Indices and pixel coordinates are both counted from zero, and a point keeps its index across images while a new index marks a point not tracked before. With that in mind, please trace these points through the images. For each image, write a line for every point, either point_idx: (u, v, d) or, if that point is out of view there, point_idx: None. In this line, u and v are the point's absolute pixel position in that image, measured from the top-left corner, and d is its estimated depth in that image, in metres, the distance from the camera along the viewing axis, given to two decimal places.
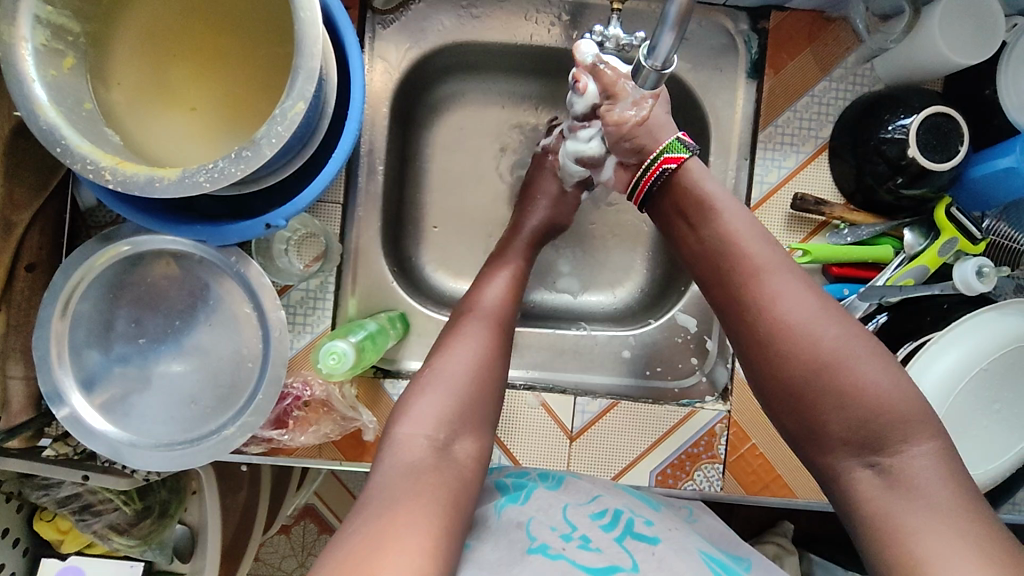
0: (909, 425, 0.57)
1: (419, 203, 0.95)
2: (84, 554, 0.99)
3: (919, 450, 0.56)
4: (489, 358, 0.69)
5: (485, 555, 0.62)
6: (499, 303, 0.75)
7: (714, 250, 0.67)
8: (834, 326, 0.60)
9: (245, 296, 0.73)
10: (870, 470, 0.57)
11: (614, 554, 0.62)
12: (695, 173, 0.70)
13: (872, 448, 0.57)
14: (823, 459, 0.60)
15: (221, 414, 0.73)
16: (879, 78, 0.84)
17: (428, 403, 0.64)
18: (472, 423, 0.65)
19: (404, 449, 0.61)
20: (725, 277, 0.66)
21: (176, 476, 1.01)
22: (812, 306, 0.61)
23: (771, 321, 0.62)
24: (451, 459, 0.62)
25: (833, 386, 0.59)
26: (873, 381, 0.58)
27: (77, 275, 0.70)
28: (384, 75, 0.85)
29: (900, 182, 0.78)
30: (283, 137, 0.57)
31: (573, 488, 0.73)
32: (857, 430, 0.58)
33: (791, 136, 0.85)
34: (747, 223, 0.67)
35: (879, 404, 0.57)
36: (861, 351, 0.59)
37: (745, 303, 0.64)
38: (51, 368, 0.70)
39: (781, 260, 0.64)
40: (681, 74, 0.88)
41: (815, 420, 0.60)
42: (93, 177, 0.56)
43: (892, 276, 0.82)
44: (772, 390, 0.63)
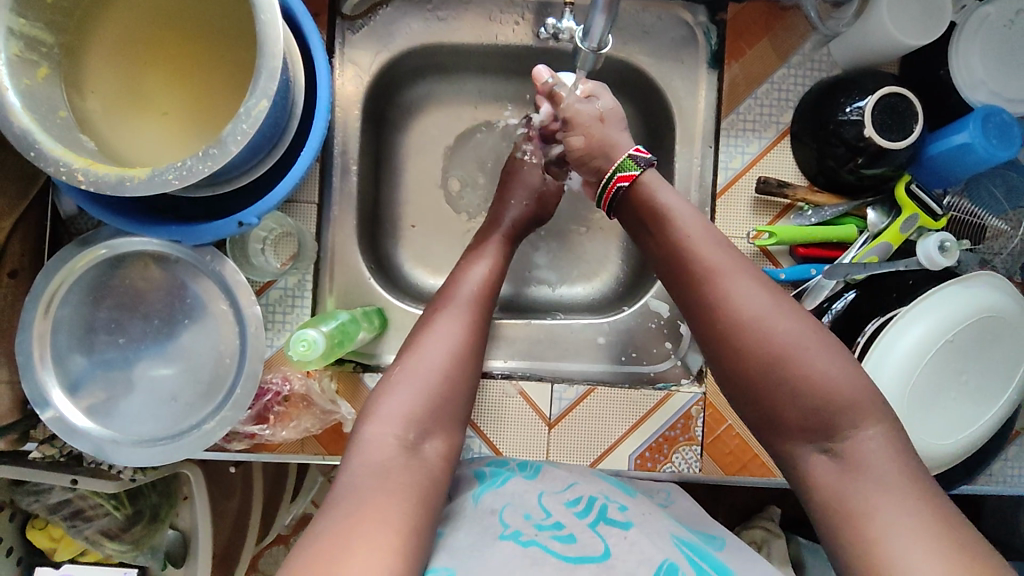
0: (859, 411, 0.59)
1: (396, 203, 0.97)
2: (77, 562, 1.02)
3: (869, 432, 0.58)
4: (460, 353, 0.71)
5: (458, 541, 0.64)
6: (476, 293, 0.77)
7: (672, 254, 0.69)
8: (786, 320, 0.62)
9: (221, 292, 0.75)
10: (825, 454, 0.59)
11: (587, 539, 0.63)
12: (656, 181, 0.73)
13: (819, 431, 0.59)
14: (774, 434, 0.62)
15: (200, 409, 0.74)
16: (836, 62, 0.87)
17: (402, 393, 0.67)
18: (442, 421, 0.67)
19: (370, 447, 0.63)
20: (682, 277, 0.68)
21: (166, 480, 1.03)
22: (765, 302, 0.63)
23: (725, 315, 0.63)
24: (421, 457, 0.64)
25: (787, 378, 0.60)
26: (822, 369, 0.60)
27: (58, 279, 0.72)
28: (355, 79, 0.88)
29: (861, 162, 0.80)
30: (248, 133, 0.59)
31: (548, 478, 0.74)
32: (805, 414, 0.60)
33: (753, 123, 0.87)
34: (699, 223, 0.69)
35: (825, 389, 0.59)
36: (812, 344, 0.61)
37: (701, 298, 0.65)
38: (35, 370, 0.72)
39: (735, 261, 0.66)
40: (645, 67, 0.91)
41: (768, 406, 0.62)
42: (66, 179, 0.58)
43: (858, 254, 0.83)
44: (730, 379, 0.64)
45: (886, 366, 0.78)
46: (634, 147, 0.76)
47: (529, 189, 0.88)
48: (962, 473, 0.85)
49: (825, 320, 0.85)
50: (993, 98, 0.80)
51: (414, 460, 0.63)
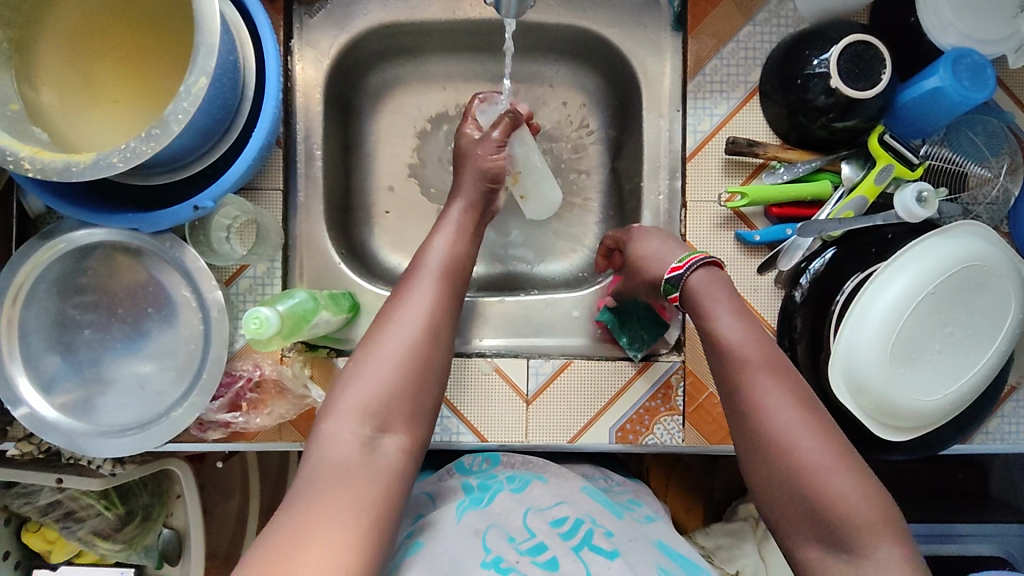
0: (874, 530, 0.58)
1: (368, 189, 0.97)
2: (73, 564, 1.02)
3: (886, 553, 0.57)
4: (423, 340, 0.68)
5: (437, 555, 0.64)
6: (438, 278, 0.73)
7: (709, 349, 0.68)
8: (814, 440, 0.61)
9: (182, 278, 0.75)
10: (834, 558, 0.59)
11: (570, 565, 0.63)
12: (705, 283, 0.70)
13: (833, 543, 0.59)
14: (786, 534, 0.62)
15: (169, 396, 0.74)
16: (803, 16, 0.85)
17: (360, 387, 0.65)
18: (402, 413, 0.65)
19: (327, 444, 0.62)
20: (719, 375, 0.67)
21: (157, 479, 1.03)
22: (798, 418, 0.62)
23: (760, 424, 0.63)
24: (379, 454, 0.62)
25: (804, 494, 0.60)
26: (845, 490, 0.59)
27: (22, 273, 0.73)
28: (316, 64, 0.87)
29: (833, 116, 0.78)
30: (189, 112, 0.59)
31: (534, 493, 0.73)
32: (820, 530, 0.59)
33: (721, 84, 0.86)
34: (742, 322, 0.67)
35: (843, 510, 0.58)
36: (838, 467, 0.60)
37: (739, 403, 0.65)
38: (4, 366, 0.72)
39: (773, 364, 0.65)
40: (608, 35, 0.90)
41: (787, 515, 0.61)
42: (13, 167, 0.59)
43: (833, 210, 0.81)
44: (754, 484, 0.64)
45: (867, 325, 0.75)
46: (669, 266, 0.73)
47: (481, 172, 0.82)
48: (956, 431, 0.82)
49: (803, 281, 0.83)
50: (964, 40, 0.78)
51: (370, 459, 0.61)
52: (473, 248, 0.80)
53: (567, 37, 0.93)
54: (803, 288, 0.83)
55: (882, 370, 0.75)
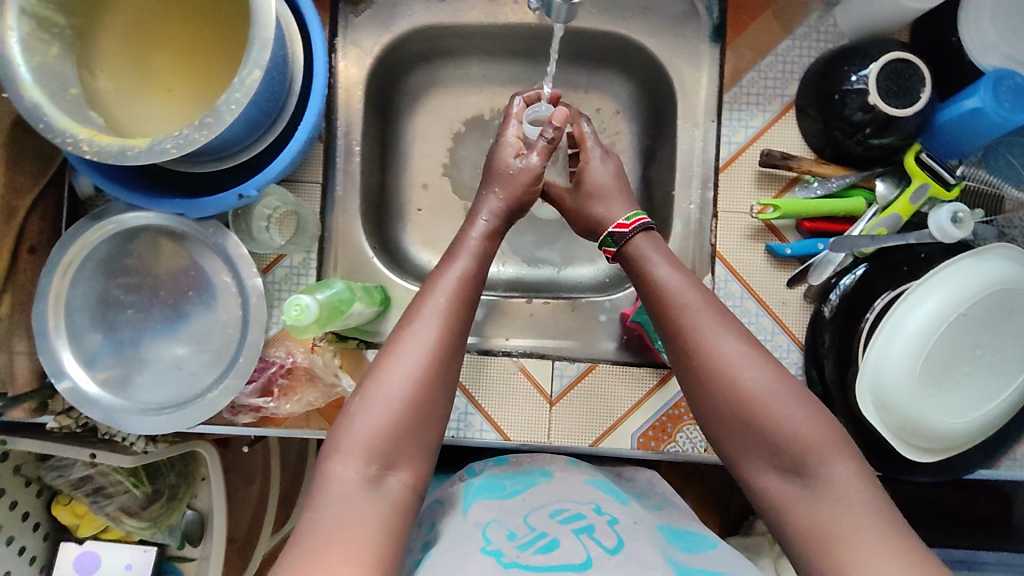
0: (825, 449, 0.58)
1: (403, 187, 0.99)
2: (99, 539, 1.05)
3: (838, 469, 0.57)
4: (431, 371, 0.63)
5: (440, 561, 0.60)
6: (447, 306, 0.67)
7: (652, 295, 0.69)
8: (759, 371, 0.62)
9: (224, 264, 0.77)
10: (790, 484, 0.59)
11: (569, 546, 0.59)
12: (647, 244, 0.74)
13: (786, 466, 0.59)
14: (742, 466, 0.62)
15: (205, 377, 0.76)
16: (842, 32, 0.85)
17: (365, 428, 0.60)
18: (406, 449, 0.61)
19: (331, 485, 0.58)
20: (661, 323, 0.68)
21: (184, 460, 1.07)
22: (741, 352, 0.63)
23: (701, 359, 0.64)
24: (383, 491, 0.59)
25: (755, 424, 0.60)
26: (792, 412, 0.60)
27: (72, 251, 0.75)
28: (358, 62, 0.90)
29: (869, 132, 0.78)
30: (242, 103, 0.61)
31: (536, 493, 0.70)
32: (772, 455, 0.60)
33: (757, 96, 0.86)
34: (676, 270, 0.70)
35: (790, 430, 0.59)
36: (785, 394, 0.61)
37: (680, 346, 0.66)
38: (50, 340, 0.74)
39: (713, 306, 0.66)
40: (646, 44, 0.91)
41: (739, 447, 0.62)
42: (72, 149, 0.61)
43: (866, 227, 0.81)
44: (706, 423, 0.64)
45: (895, 346, 0.75)
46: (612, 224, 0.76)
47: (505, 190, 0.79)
48: (982, 455, 0.82)
49: (832, 297, 0.82)
50: (1006, 62, 0.77)
51: (374, 500, 0.58)
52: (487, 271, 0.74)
53: (605, 45, 0.94)
54: (833, 304, 0.82)
55: (908, 391, 0.75)
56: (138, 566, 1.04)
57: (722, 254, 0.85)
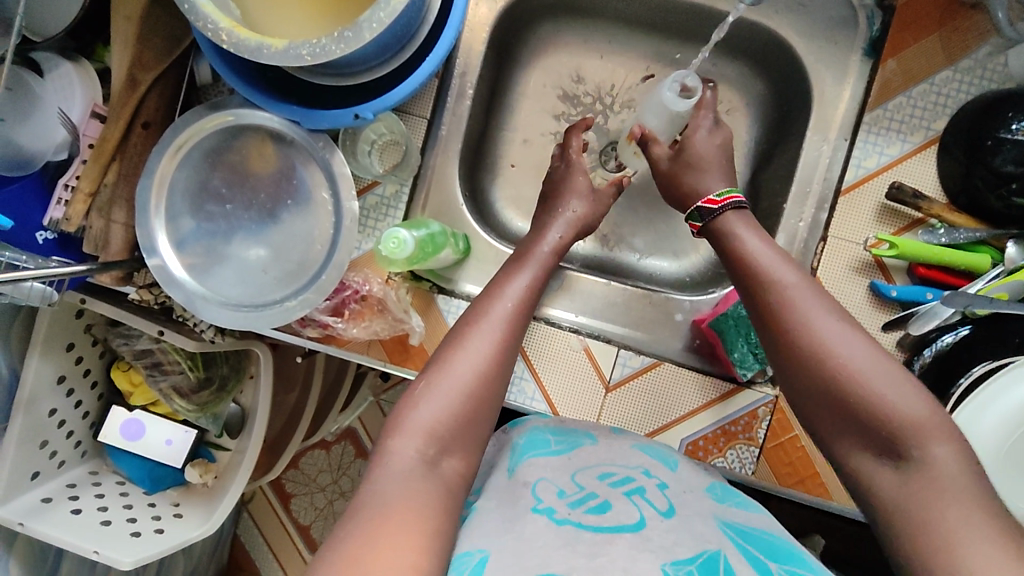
0: (928, 431, 0.54)
1: (502, 140, 0.97)
2: (147, 410, 1.11)
3: (941, 453, 0.53)
4: (496, 359, 0.66)
5: (493, 514, 0.60)
6: (511, 306, 0.70)
7: (745, 268, 0.67)
8: (857, 347, 0.58)
9: (325, 181, 0.77)
10: (888, 467, 0.55)
11: (622, 508, 0.58)
12: (737, 218, 0.71)
13: (884, 447, 0.55)
14: (837, 445, 0.59)
15: (286, 286, 0.77)
16: (1011, 75, 0.78)
17: (433, 405, 0.61)
18: (464, 438, 0.62)
19: (391, 453, 0.59)
20: (750, 300, 0.65)
21: (238, 356, 1.11)
22: (837, 328, 0.59)
23: (792, 332, 0.61)
24: (438, 475, 0.59)
25: (849, 404, 0.57)
26: (891, 390, 0.56)
27: (185, 134, 0.76)
28: (491, 3, 0.87)
29: (1015, 189, 0.73)
30: (384, 23, 0.60)
31: (582, 453, 0.68)
32: (868, 435, 0.56)
33: (900, 123, 0.80)
34: (772, 245, 0.67)
35: (890, 409, 0.55)
36: (886, 374, 0.56)
37: (770, 319, 0.63)
38: (149, 217, 0.75)
39: (809, 284, 0.63)
40: (792, 43, 0.85)
41: (831, 425, 0.59)
42: (211, 36, 0.61)
43: (985, 286, 0.75)
44: (798, 400, 0.61)
45: (986, 417, 0.71)
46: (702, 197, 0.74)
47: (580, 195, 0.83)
48: None
49: (925, 353, 0.79)
50: None
51: (429, 479, 0.58)
52: (546, 284, 0.76)
53: (745, 36, 0.89)
54: (924, 360, 0.79)
55: (991, 469, 0.71)
56: (177, 443, 1.10)
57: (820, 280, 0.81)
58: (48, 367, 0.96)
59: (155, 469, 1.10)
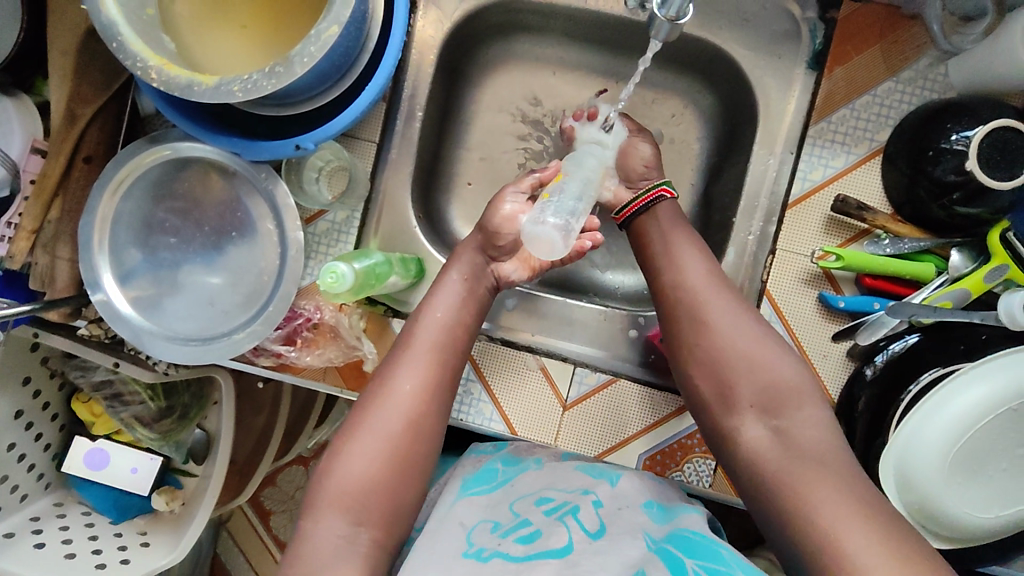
0: (802, 394, 0.67)
1: (457, 159, 0.97)
2: (111, 439, 1.10)
3: (810, 412, 0.66)
4: (422, 396, 0.69)
5: (429, 551, 0.60)
6: (421, 355, 0.72)
7: (661, 262, 0.76)
8: (748, 326, 0.71)
9: (269, 212, 0.77)
10: (768, 431, 0.66)
11: (553, 532, 0.60)
12: (671, 207, 0.80)
13: (766, 409, 0.67)
14: (726, 412, 0.69)
15: (234, 318, 0.77)
16: (952, 84, 0.79)
17: (365, 451, 0.66)
18: (382, 504, 0.65)
19: (312, 531, 0.63)
20: (664, 286, 0.75)
21: (200, 384, 1.11)
22: (734, 311, 0.71)
23: (700, 312, 0.72)
24: (357, 543, 0.63)
25: (741, 369, 0.69)
26: (774, 360, 0.69)
27: (126, 169, 0.75)
28: (436, 24, 0.86)
29: (956, 199, 0.73)
30: (315, 57, 0.59)
31: (524, 483, 0.68)
32: (753, 399, 0.67)
33: (844, 135, 0.81)
34: (691, 242, 0.77)
35: (773, 374, 0.68)
36: (771, 347, 0.69)
37: (680, 308, 0.73)
38: (92, 254, 0.75)
39: (713, 272, 0.74)
40: (737, 57, 0.85)
41: (723, 392, 0.69)
42: (141, 74, 0.60)
43: (928, 296, 0.77)
44: (695, 373, 0.71)
45: (935, 426, 0.72)
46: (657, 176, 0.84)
47: (480, 248, 0.79)
48: (993, 551, 0.79)
49: (878, 359, 0.79)
50: None
51: (349, 552, 0.62)
52: (473, 311, 0.77)
53: (693, 50, 0.89)
54: (877, 366, 0.79)
55: (941, 477, 0.72)
56: (143, 471, 1.08)
57: (771, 293, 0.82)
58: (3, 403, 0.95)
59: (121, 498, 1.10)
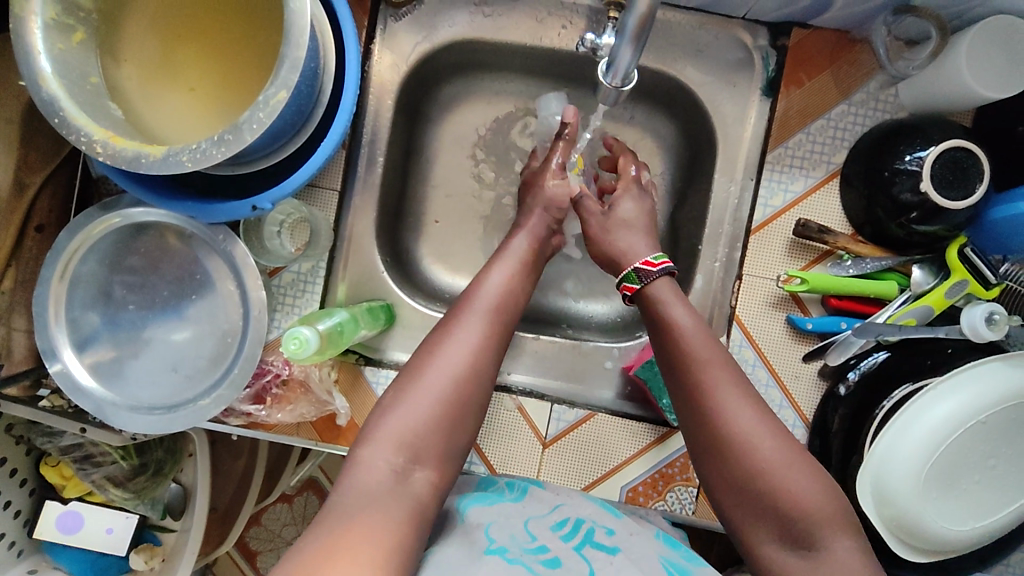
0: (833, 523, 0.57)
1: (423, 198, 0.96)
2: (83, 500, 1.06)
3: (843, 545, 0.56)
4: (482, 345, 0.67)
5: (446, 557, 0.57)
6: (478, 335, 0.67)
7: (671, 355, 0.67)
8: (771, 438, 0.61)
9: (229, 272, 0.76)
10: (796, 556, 0.58)
11: (572, 563, 0.56)
12: (669, 291, 0.72)
13: (794, 539, 0.58)
14: (750, 537, 0.60)
15: (199, 383, 0.75)
16: (902, 105, 0.80)
17: (425, 390, 0.62)
18: (435, 447, 0.61)
19: (362, 467, 0.58)
20: (675, 382, 0.67)
21: (173, 438, 1.08)
22: (754, 419, 0.62)
23: (716, 422, 0.62)
24: (408, 487, 0.58)
25: (765, 493, 0.59)
26: (799, 481, 0.59)
27: (78, 239, 0.74)
28: (392, 68, 0.86)
29: (914, 218, 0.74)
30: (264, 122, 0.59)
31: (535, 504, 0.67)
32: (781, 526, 0.58)
33: (801, 160, 0.82)
34: (704, 336, 0.67)
35: (799, 500, 0.58)
36: (795, 463, 0.60)
37: (695, 416, 0.64)
38: (48, 326, 0.73)
39: (727, 368, 0.65)
40: (694, 87, 0.86)
41: (746, 516, 0.61)
42: (85, 149, 0.59)
43: (892, 315, 0.78)
44: (716, 489, 0.63)
45: (906, 442, 0.73)
46: (641, 259, 0.75)
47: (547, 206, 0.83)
48: (974, 560, 0.80)
49: (850, 377, 0.80)
50: None
51: (401, 490, 0.57)
52: (506, 336, 0.70)
53: (649, 81, 0.89)
54: (850, 384, 0.80)
55: (918, 496, 0.73)
56: (118, 531, 1.06)
57: (740, 318, 0.83)
58: None
59: (98, 559, 1.07)
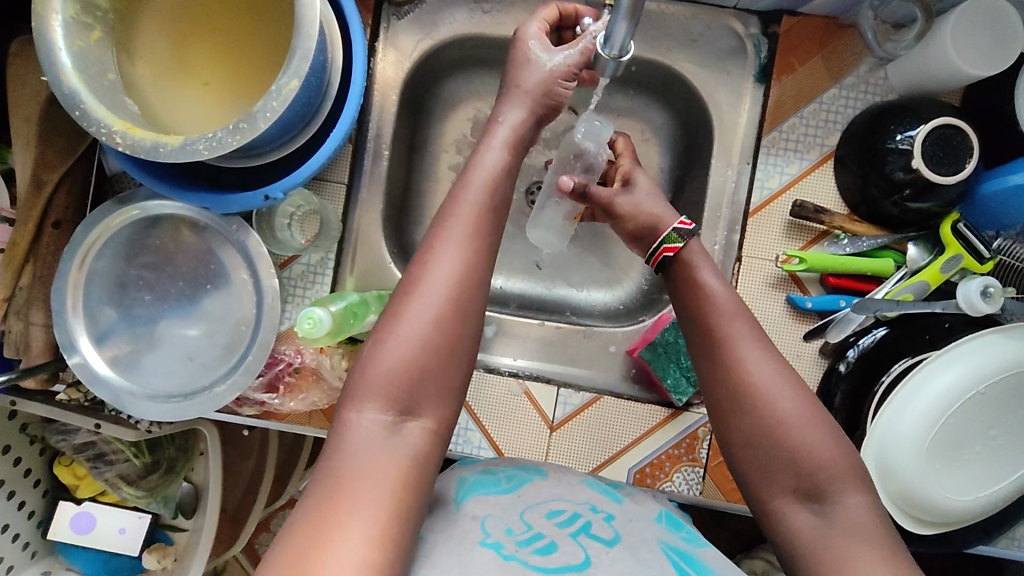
0: (844, 478, 0.59)
1: (428, 192, 0.98)
2: (97, 501, 1.07)
3: (855, 500, 0.58)
4: (459, 280, 0.61)
5: (437, 551, 0.57)
6: (460, 259, 0.62)
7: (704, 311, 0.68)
8: (792, 394, 0.62)
9: (243, 262, 0.78)
10: (809, 511, 0.59)
11: (568, 549, 0.57)
12: (697, 256, 0.73)
13: (808, 492, 0.59)
14: (764, 493, 0.62)
15: (214, 371, 0.77)
16: (892, 87, 0.83)
17: (410, 325, 0.59)
18: (425, 394, 0.59)
19: (353, 425, 0.56)
20: (699, 338, 0.68)
21: (184, 435, 1.09)
22: (775, 376, 0.63)
23: (738, 379, 0.64)
24: (403, 437, 0.57)
25: (779, 447, 0.61)
26: (815, 436, 0.60)
27: (95, 233, 0.76)
28: (396, 64, 0.88)
29: (907, 195, 0.76)
30: (277, 111, 0.61)
31: (531, 489, 0.66)
32: (797, 480, 0.60)
33: (796, 143, 0.84)
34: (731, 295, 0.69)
35: (815, 456, 0.60)
36: (813, 420, 0.62)
37: (719, 372, 0.65)
38: (66, 320, 0.75)
39: (750, 325, 0.66)
40: (690, 76, 0.88)
41: (759, 469, 0.62)
42: (105, 140, 0.61)
43: (891, 291, 0.80)
44: (732, 441, 0.64)
45: (907, 414, 0.74)
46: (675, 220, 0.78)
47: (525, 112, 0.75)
48: (979, 533, 0.81)
49: (850, 354, 0.81)
50: None
51: (394, 445, 0.56)
52: (492, 250, 0.65)
53: (645, 72, 0.92)
54: (850, 361, 0.81)
55: (921, 469, 0.74)
56: (131, 531, 1.06)
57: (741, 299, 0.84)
58: None
59: (111, 559, 1.08)
